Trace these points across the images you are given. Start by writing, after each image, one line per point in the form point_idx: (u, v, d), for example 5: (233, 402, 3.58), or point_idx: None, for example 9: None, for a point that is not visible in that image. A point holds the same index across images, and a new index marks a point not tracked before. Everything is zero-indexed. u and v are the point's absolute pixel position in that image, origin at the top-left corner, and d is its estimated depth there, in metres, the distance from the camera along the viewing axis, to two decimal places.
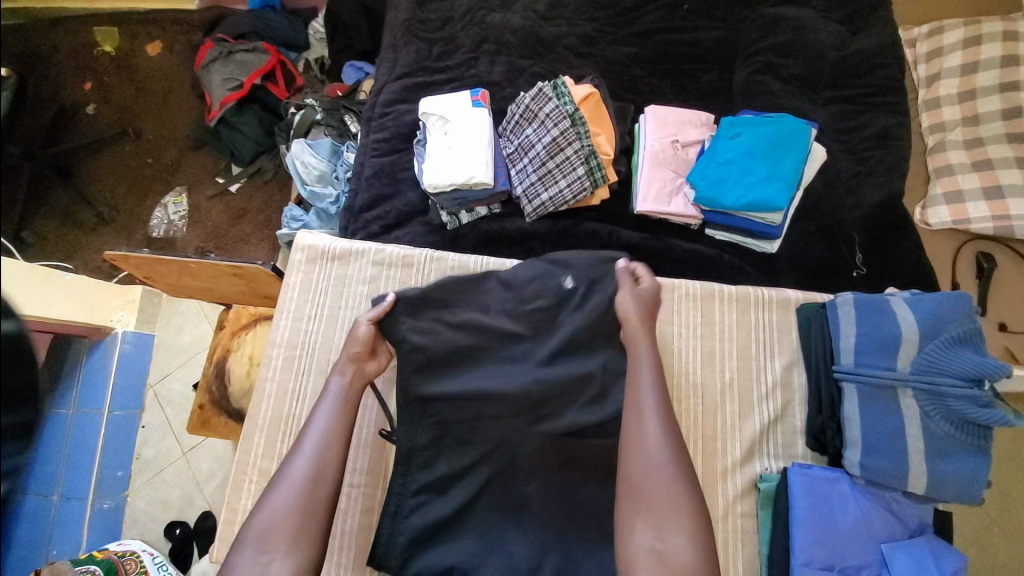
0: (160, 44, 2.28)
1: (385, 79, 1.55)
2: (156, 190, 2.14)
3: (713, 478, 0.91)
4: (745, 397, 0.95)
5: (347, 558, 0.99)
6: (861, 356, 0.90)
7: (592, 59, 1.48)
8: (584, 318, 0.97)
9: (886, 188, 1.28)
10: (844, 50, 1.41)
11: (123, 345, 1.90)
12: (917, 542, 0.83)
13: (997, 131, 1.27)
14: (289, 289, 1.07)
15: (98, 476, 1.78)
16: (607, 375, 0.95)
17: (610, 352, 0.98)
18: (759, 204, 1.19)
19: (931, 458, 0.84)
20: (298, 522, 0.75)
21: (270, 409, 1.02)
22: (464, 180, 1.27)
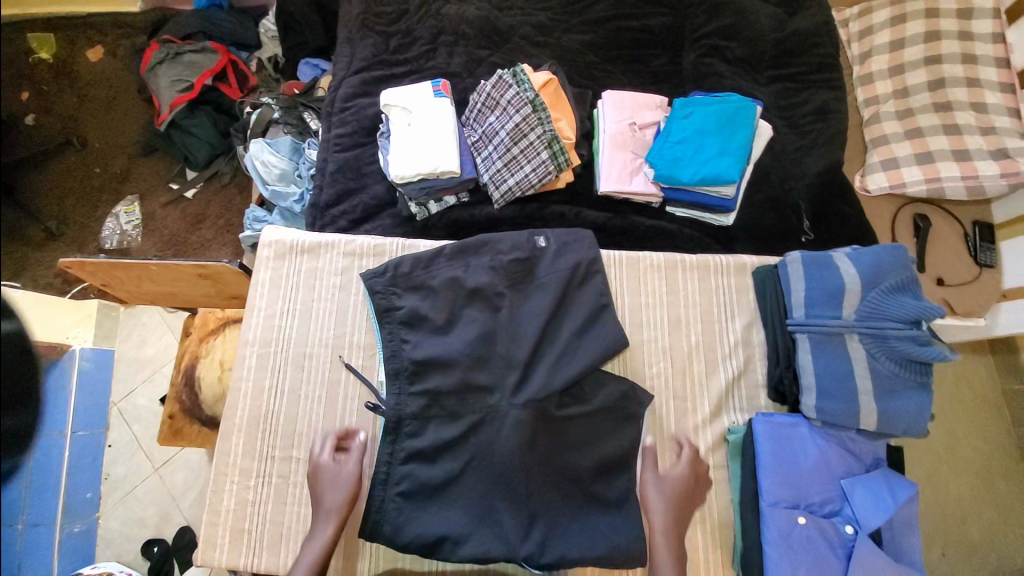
0: (101, 49, 2.18)
1: (343, 74, 1.54)
2: (106, 200, 2.05)
3: (684, 433, 0.98)
4: (710, 358, 1.01)
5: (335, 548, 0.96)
6: (811, 309, 0.95)
7: (548, 48, 1.51)
8: (555, 294, 1.00)
9: (828, 158, 1.37)
10: (782, 31, 1.50)
11: (82, 363, 1.82)
12: (871, 475, 0.90)
13: (925, 101, 1.37)
14: (258, 286, 1.05)
15: (65, 500, 1.72)
16: (582, 345, 0.98)
17: (582, 324, 1.00)
18: (714, 178, 1.25)
19: (880, 397, 0.89)
20: None
21: (248, 408, 0.99)
22: (429, 170, 1.28)
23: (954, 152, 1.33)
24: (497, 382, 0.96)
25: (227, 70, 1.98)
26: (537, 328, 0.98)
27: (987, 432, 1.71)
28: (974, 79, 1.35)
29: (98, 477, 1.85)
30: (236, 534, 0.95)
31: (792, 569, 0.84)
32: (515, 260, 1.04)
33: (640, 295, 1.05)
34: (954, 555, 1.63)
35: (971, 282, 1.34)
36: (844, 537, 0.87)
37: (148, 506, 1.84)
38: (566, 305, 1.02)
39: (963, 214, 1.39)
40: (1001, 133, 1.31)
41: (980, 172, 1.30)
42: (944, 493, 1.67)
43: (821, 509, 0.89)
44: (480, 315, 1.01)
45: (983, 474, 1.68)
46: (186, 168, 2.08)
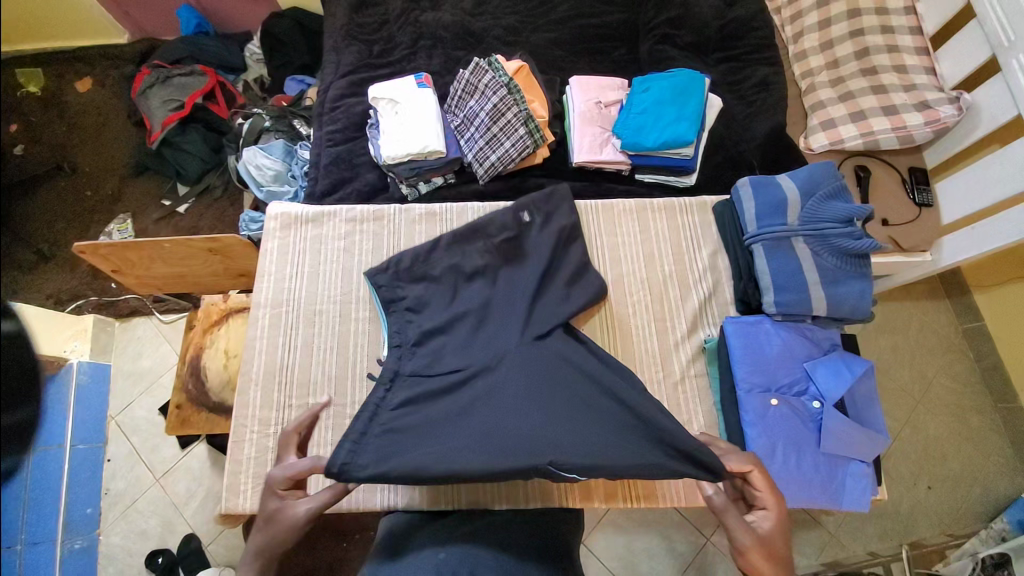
0: (89, 80, 2.15)
1: (331, 78, 1.67)
2: (99, 219, 2.01)
3: (668, 349, 1.09)
4: (683, 283, 1.15)
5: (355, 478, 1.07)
6: (761, 222, 1.09)
7: (519, 46, 1.68)
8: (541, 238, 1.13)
9: (773, 121, 1.54)
10: (723, 19, 1.70)
11: (80, 377, 1.75)
12: (830, 356, 1.01)
13: (853, 69, 1.56)
14: (268, 252, 1.16)
15: (66, 517, 1.61)
16: (568, 279, 1.10)
17: (568, 262, 1.12)
18: (674, 140, 1.39)
19: (827, 287, 1.03)
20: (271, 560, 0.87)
21: (263, 361, 1.09)
22: (418, 150, 1.40)
23: (883, 108, 1.50)
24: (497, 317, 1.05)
25: (215, 90, 2.05)
26: (528, 270, 1.09)
27: (955, 370, 1.78)
28: (893, 46, 1.56)
29: (98, 493, 1.72)
30: (257, 481, 1.04)
31: (768, 444, 0.95)
32: (503, 213, 1.15)
33: (617, 236, 1.19)
34: (940, 488, 1.66)
35: (914, 220, 1.49)
36: (812, 412, 0.98)
37: (149, 517, 1.72)
38: (554, 249, 1.13)
39: (899, 163, 1.54)
40: (921, 89, 1.51)
41: (908, 122, 1.47)
42: (923, 432, 1.71)
43: (790, 392, 0.99)
44: (474, 262, 1.11)
45: (956, 410, 1.73)
46: (177, 184, 2.07)
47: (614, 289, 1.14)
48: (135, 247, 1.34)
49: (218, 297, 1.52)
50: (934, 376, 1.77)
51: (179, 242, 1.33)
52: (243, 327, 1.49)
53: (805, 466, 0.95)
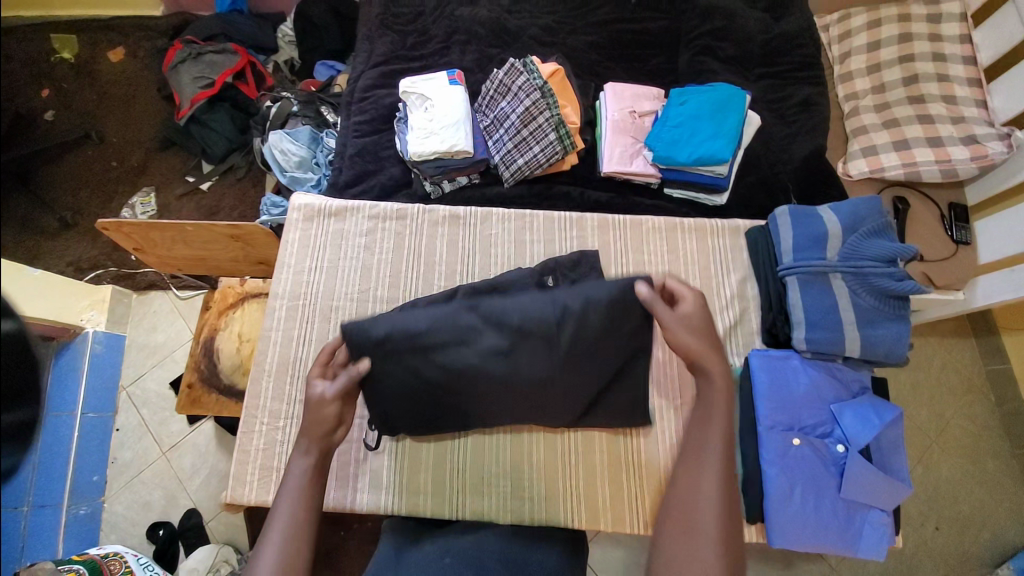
0: (122, 51, 2.15)
1: (363, 68, 1.65)
2: (123, 190, 2.02)
3: (687, 377, 1.06)
4: (709, 309, 1.11)
5: (359, 481, 1.05)
6: (798, 253, 1.05)
7: (555, 47, 1.64)
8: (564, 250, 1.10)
9: (812, 144, 1.50)
10: (768, 33, 1.64)
11: (94, 346, 1.77)
12: (859, 400, 0.98)
13: (900, 95, 1.50)
14: (289, 243, 1.16)
15: (73, 482, 1.63)
16: (590, 295, 1.08)
17: (592, 278, 1.10)
18: (708, 158, 1.36)
19: (862, 327, 0.99)
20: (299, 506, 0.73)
21: (277, 353, 1.09)
22: (446, 148, 1.38)
23: (928, 138, 1.45)
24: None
25: (245, 70, 2.02)
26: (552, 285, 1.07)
27: (975, 413, 1.72)
28: (944, 74, 1.50)
29: (105, 461, 1.75)
30: (264, 473, 1.04)
31: (787, 483, 0.92)
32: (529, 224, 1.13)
33: (644, 254, 1.16)
34: (948, 530, 1.61)
35: (950, 258, 1.43)
36: (835, 456, 0.95)
37: (153, 489, 1.73)
38: (576, 262, 1.11)
39: (939, 197, 1.49)
40: (970, 122, 1.45)
41: (953, 156, 1.41)
42: (935, 474, 1.66)
43: (814, 433, 0.96)
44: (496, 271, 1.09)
45: (973, 454, 1.68)
46: (202, 161, 2.08)
47: None
48: (160, 228, 1.34)
49: (235, 280, 1.52)
50: (952, 416, 1.71)
51: (202, 228, 1.34)
52: (259, 312, 1.49)
53: (823, 510, 0.92)
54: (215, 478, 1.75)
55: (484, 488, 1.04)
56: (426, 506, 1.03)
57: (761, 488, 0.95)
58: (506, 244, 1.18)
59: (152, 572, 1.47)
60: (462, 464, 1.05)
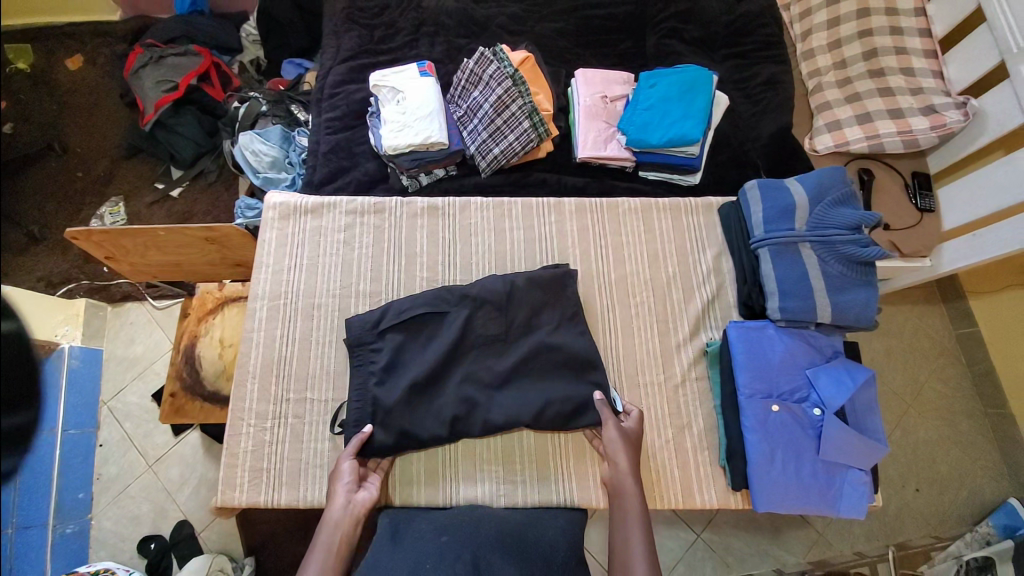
0: (81, 57, 2.08)
1: (331, 63, 1.62)
2: (90, 202, 1.97)
3: (670, 351, 1.08)
4: (686, 286, 1.14)
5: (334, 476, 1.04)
6: (769, 226, 1.08)
7: (524, 35, 1.64)
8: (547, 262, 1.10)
9: (779, 120, 1.53)
10: (732, 14, 1.67)
11: (72, 362, 1.72)
12: (833, 364, 1.01)
13: (861, 70, 1.54)
14: (265, 243, 1.14)
15: (58, 501, 1.59)
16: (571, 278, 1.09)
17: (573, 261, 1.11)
18: (680, 138, 1.38)
19: (833, 294, 1.03)
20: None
21: (261, 354, 1.08)
22: (420, 141, 1.37)
23: (889, 110, 1.49)
24: (507, 326, 1.05)
25: (210, 71, 1.98)
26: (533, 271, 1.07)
27: (946, 375, 1.80)
28: (902, 48, 1.54)
29: (89, 478, 1.71)
30: (255, 474, 1.03)
31: (768, 449, 0.95)
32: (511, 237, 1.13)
33: (622, 235, 1.17)
34: (926, 488, 1.68)
35: (914, 226, 1.49)
36: (812, 419, 0.98)
37: (141, 503, 1.71)
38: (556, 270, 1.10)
39: (902, 167, 1.54)
40: (928, 93, 1.50)
41: (914, 126, 1.47)
42: (911, 435, 1.73)
43: (792, 398, 0.99)
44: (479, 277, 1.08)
45: (945, 413, 1.76)
46: (170, 167, 2.02)
47: (618, 290, 1.13)
48: (130, 234, 1.30)
49: (213, 285, 1.49)
50: (926, 379, 1.79)
51: (177, 232, 1.31)
52: (241, 317, 1.48)
53: (804, 472, 0.96)
54: (206, 488, 1.73)
55: (476, 476, 1.05)
56: (420, 494, 1.03)
57: (744, 454, 0.98)
58: (485, 232, 1.18)
59: None
60: (452, 453, 1.06)
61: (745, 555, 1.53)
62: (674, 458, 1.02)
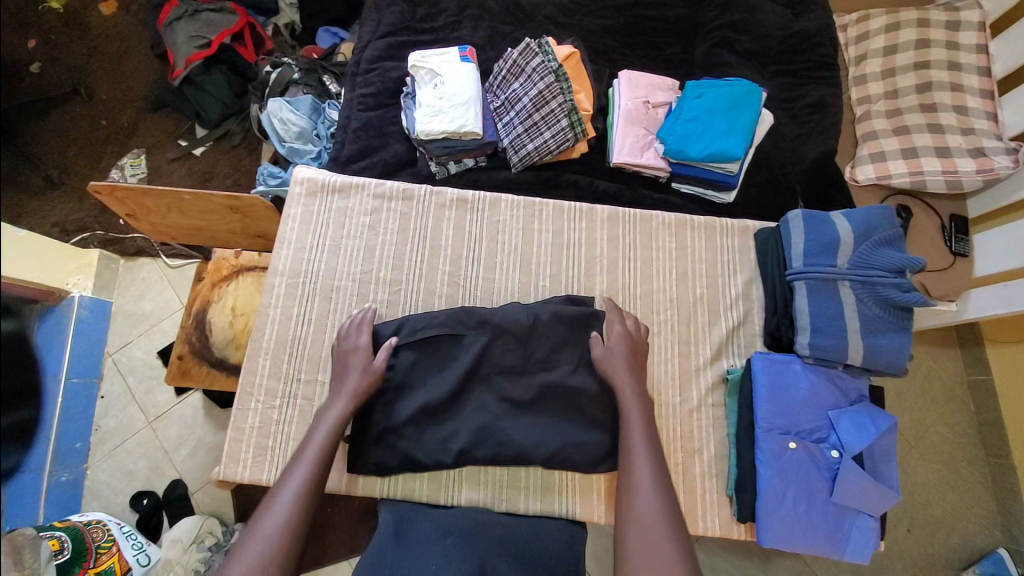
0: (115, 2, 2.05)
1: (369, 37, 1.58)
2: (111, 152, 1.96)
3: (688, 374, 1.06)
4: (713, 309, 1.11)
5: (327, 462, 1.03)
6: (808, 259, 1.06)
7: (571, 28, 1.59)
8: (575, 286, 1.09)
9: (822, 146, 1.49)
10: (786, 30, 1.61)
11: (80, 311, 1.71)
12: (856, 407, 0.99)
13: (912, 103, 1.49)
14: (290, 218, 1.12)
15: (57, 448, 1.60)
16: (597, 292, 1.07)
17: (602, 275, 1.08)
18: (719, 155, 1.34)
19: (866, 336, 1.00)
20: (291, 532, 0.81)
21: (276, 331, 1.07)
22: (455, 129, 1.34)
23: (937, 148, 1.45)
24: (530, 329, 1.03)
25: (244, 32, 1.94)
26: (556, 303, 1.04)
27: (954, 421, 1.77)
28: (958, 85, 1.49)
29: (89, 428, 1.72)
30: (259, 450, 1.03)
31: (780, 486, 0.94)
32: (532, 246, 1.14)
33: (652, 249, 1.15)
34: (919, 533, 1.67)
35: (946, 268, 1.45)
36: (829, 461, 0.96)
37: (138, 458, 1.72)
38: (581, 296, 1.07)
39: (942, 208, 1.50)
40: (979, 134, 1.45)
41: (960, 168, 1.42)
42: (910, 477, 1.72)
43: (811, 438, 0.97)
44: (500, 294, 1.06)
45: (948, 459, 1.74)
46: (196, 125, 2.00)
47: (642, 306, 1.11)
48: (155, 195, 1.29)
49: (229, 252, 1.48)
50: (932, 422, 1.76)
51: (199, 197, 1.29)
52: (255, 287, 1.46)
53: (814, 512, 0.94)
54: (203, 450, 1.73)
55: (479, 477, 1.04)
56: (421, 491, 1.03)
57: (754, 488, 0.97)
58: (513, 231, 1.16)
59: (137, 541, 1.48)
60: None
61: None
62: (682, 482, 1.00)
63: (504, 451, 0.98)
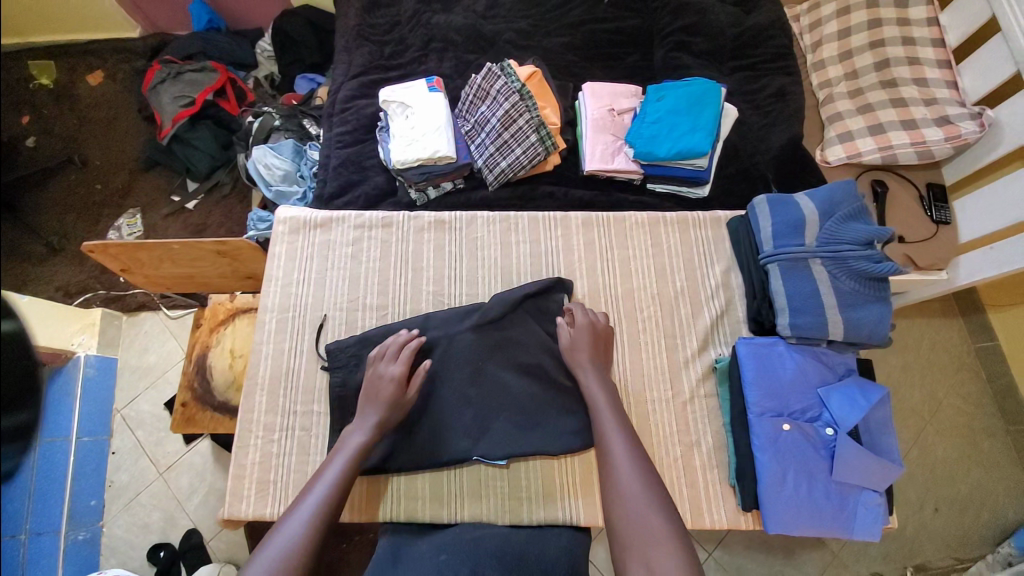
0: (101, 74, 2.13)
1: (342, 79, 1.65)
2: (108, 212, 2.02)
3: (678, 367, 1.09)
4: (695, 300, 1.15)
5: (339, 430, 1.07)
6: (779, 241, 1.09)
7: (532, 50, 1.65)
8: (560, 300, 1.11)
9: (788, 132, 1.52)
10: (739, 27, 1.67)
11: (87, 369, 1.73)
12: (845, 382, 1.02)
13: (873, 81, 1.53)
14: (275, 256, 1.16)
15: (71, 507, 1.60)
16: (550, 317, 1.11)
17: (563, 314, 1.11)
18: (687, 151, 1.37)
19: (846, 310, 1.03)
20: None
21: (269, 367, 1.09)
22: (428, 155, 1.39)
23: (903, 121, 1.47)
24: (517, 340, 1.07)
25: (226, 87, 2.02)
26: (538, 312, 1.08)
27: (965, 390, 1.74)
28: (914, 58, 1.53)
29: (101, 484, 1.71)
30: (261, 487, 1.03)
31: (779, 468, 0.96)
32: (514, 260, 1.18)
33: (629, 248, 1.19)
34: (946, 510, 1.63)
35: (930, 237, 1.45)
36: (825, 438, 0.99)
37: (152, 511, 1.71)
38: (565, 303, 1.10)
39: (917, 178, 1.51)
40: (942, 104, 1.48)
41: (928, 138, 1.44)
42: (930, 452, 1.68)
43: (803, 417, 1.00)
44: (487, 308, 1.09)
45: (966, 431, 1.70)
46: (187, 180, 2.06)
47: (624, 305, 1.14)
48: (147, 247, 1.32)
49: (224, 297, 1.51)
50: (945, 395, 1.73)
51: (190, 246, 1.34)
52: (250, 328, 1.48)
53: (816, 493, 0.96)
54: (215, 497, 1.72)
55: (480, 491, 1.04)
56: (425, 510, 1.02)
57: (754, 474, 0.98)
58: (491, 247, 1.19)
59: None
60: (455, 466, 1.05)
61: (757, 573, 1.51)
62: (683, 477, 1.02)
63: (510, 450, 1.01)
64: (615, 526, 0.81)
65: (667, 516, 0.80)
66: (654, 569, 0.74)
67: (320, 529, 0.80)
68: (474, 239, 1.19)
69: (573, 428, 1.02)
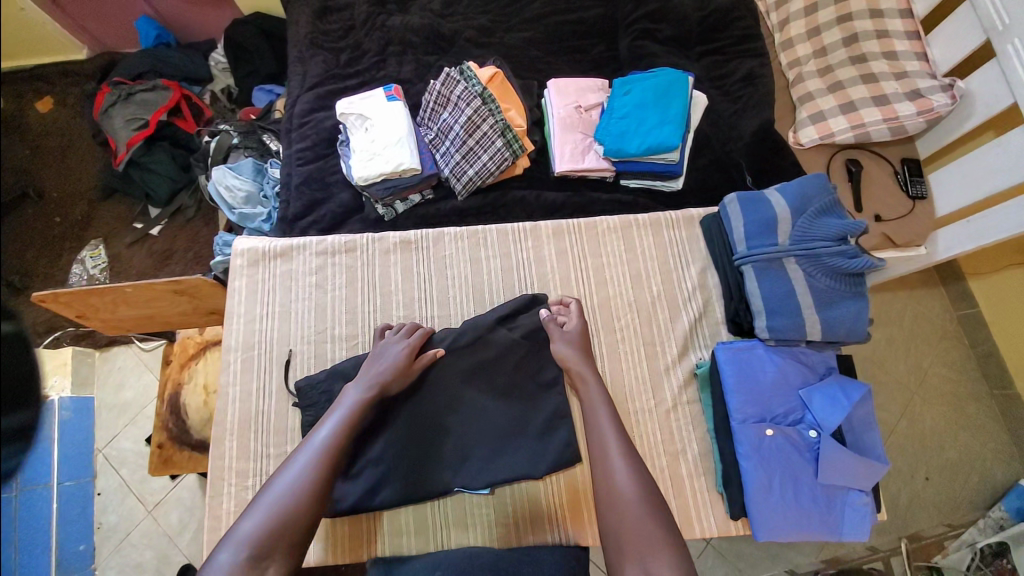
0: (50, 99, 2.03)
1: (298, 91, 1.58)
2: (69, 246, 1.93)
3: (659, 375, 1.08)
4: (672, 304, 1.14)
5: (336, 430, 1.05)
6: (751, 240, 1.08)
7: (493, 48, 1.59)
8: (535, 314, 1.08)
9: (759, 117, 1.49)
10: (704, 9, 1.62)
11: (62, 412, 1.65)
12: (826, 382, 1.01)
13: (842, 57, 1.50)
14: (237, 293, 1.11)
15: (59, 554, 1.54)
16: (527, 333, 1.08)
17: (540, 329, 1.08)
18: (656, 147, 1.34)
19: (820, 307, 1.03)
20: (265, 542, 0.78)
21: (239, 410, 1.05)
22: (392, 169, 1.34)
23: (874, 98, 1.44)
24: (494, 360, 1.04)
25: (180, 105, 1.92)
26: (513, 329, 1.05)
27: (950, 359, 1.75)
28: (883, 31, 1.49)
29: (90, 527, 1.67)
30: None
31: (765, 475, 0.95)
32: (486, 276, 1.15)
33: (602, 255, 1.17)
34: (937, 479, 1.65)
35: (906, 215, 1.44)
36: (809, 441, 0.98)
37: (144, 549, 1.67)
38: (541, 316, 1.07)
39: (891, 154, 1.50)
40: (913, 76, 1.45)
41: (900, 113, 1.42)
42: (919, 423, 1.69)
43: (786, 420, 1.00)
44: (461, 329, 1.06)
45: (953, 399, 1.72)
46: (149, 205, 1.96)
47: (601, 315, 1.12)
48: (98, 292, 1.27)
49: (193, 330, 1.48)
50: (930, 365, 1.74)
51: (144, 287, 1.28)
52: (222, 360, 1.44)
53: (802, 497, 0.95)
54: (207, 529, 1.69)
55: (467, 519, 1.02)
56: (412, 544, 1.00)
57: (740, 481, 0.97)
58: (461, 264, 1.16)
59: None
60: (440, 496, 1.02)
61: (756, 559, 1.52)
62: (670, 487, 1.01)
63: (493, 475, 0.99)
64: (607, 518, 0.85)
65: (660, 514, 0.84)
66: (650, 570, 0.78)
67: (302, 500, 0.82)
68: (445, 258, 1.16)
69: (556, 446, 1.02)
